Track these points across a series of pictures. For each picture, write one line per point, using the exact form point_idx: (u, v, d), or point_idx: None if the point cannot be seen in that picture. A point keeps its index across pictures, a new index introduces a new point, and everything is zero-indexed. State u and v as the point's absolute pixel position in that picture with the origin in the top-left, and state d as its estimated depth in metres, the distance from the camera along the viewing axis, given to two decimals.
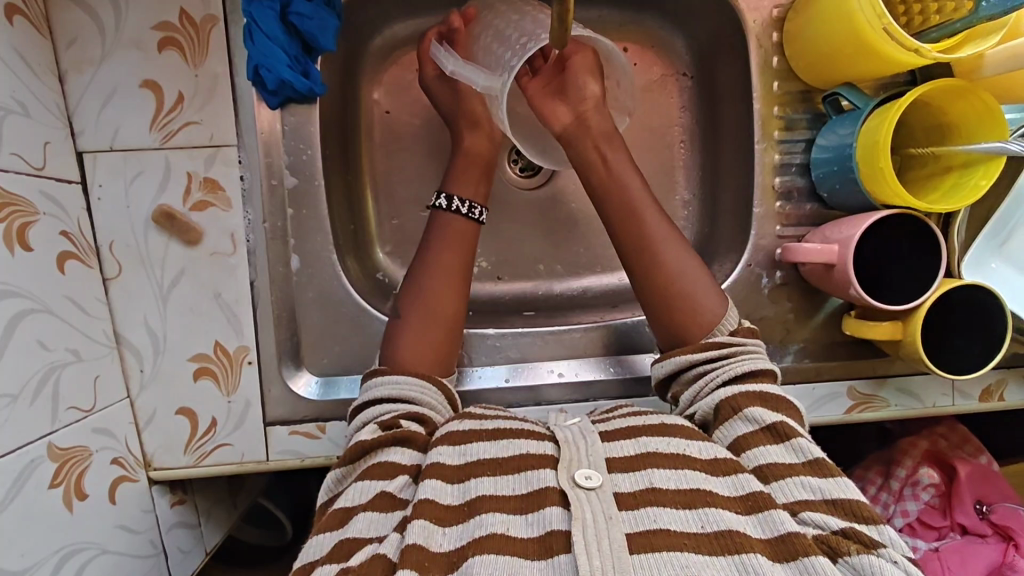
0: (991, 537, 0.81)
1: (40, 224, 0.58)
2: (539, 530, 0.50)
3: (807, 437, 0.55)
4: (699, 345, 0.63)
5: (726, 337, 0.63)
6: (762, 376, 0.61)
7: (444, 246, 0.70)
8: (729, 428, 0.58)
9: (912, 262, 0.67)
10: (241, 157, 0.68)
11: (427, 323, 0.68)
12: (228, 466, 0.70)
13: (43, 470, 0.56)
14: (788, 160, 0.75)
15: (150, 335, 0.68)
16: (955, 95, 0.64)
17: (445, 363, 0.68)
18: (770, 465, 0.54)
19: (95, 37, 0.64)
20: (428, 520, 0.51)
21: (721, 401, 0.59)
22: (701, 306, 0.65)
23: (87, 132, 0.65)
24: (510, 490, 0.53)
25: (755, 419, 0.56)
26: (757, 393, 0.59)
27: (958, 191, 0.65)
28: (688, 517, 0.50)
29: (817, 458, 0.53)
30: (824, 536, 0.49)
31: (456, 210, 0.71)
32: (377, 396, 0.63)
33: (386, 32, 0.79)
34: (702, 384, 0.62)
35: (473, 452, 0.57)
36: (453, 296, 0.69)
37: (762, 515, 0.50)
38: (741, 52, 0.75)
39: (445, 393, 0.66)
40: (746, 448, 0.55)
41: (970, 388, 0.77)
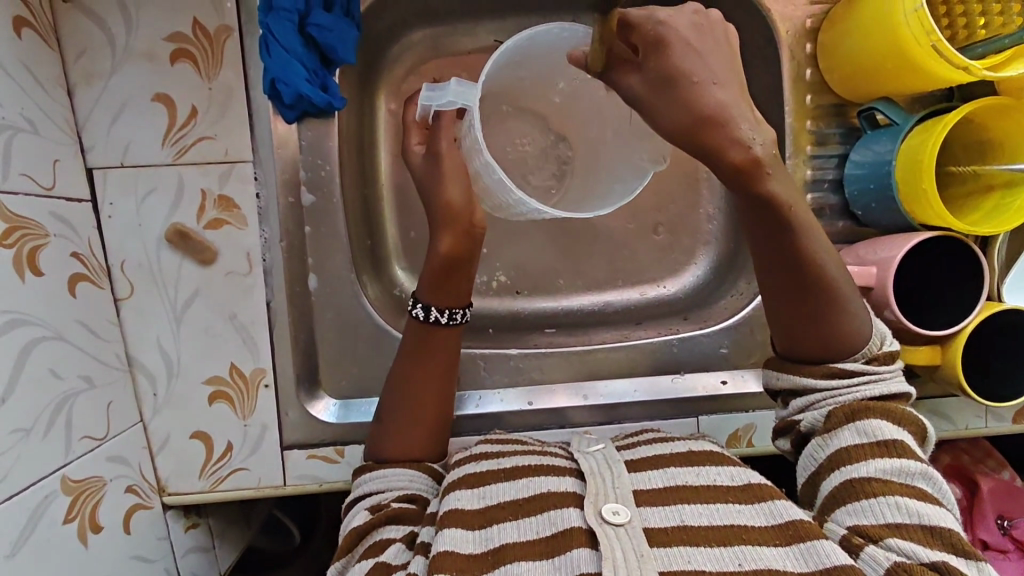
0: (1013, 553, 0.80)
1: (50, 246, 0.56)
2: (568, 574, 0.47)
3: (918, 459, 0.52)
4: (826, 369, 0.56)
5: (861, 364, 0.55)
6: (895, 399, 0.56)
7: (420, 348, 0.65)
8: (834, 437, 0.54)
9: (950, 287, 0.65)
10: (256, 173, 0.65)
11: (405, 416, 0.64)
12: (244, 491, 0.68)
13: (57, 504, 0.54)
14: (820, 176, 0.72)
15: (163, 357, 0.66)
16: (1000, 112, 0.62)
17: (433, 447, 0.64)
18: (868, 479, 0.51)
19: (104, 49, 0.62)
20: (450, 574, 0.48)
21: (841, 408, 0.54)
22: (849, 327, 0.55)
23: (97, 148, 0.63)
24: (534, 532, 0.51)
25: (869, 432, 0.52)
26: (881, 407, 0.54)
27: (1000, 214, 0.63)
28: (722, 555, 0.48)
29: (919, 486, 0.51)
30: (905, 564, 0.46)
31: (432, 320, 0.65)
32: (366, 491, 0.59)
33: (404, 40, 0.76)
34: (821, 402, 0.56)
35: (492, 495, 0.55)
36: (438, 398, 0.65)
37: (805, 544, 0.48)
38: (772, 63, 0.73)
39: (435, 474, 0.62)
40: (842, 464, 0.52)
41: (1004, 410, 0.75)
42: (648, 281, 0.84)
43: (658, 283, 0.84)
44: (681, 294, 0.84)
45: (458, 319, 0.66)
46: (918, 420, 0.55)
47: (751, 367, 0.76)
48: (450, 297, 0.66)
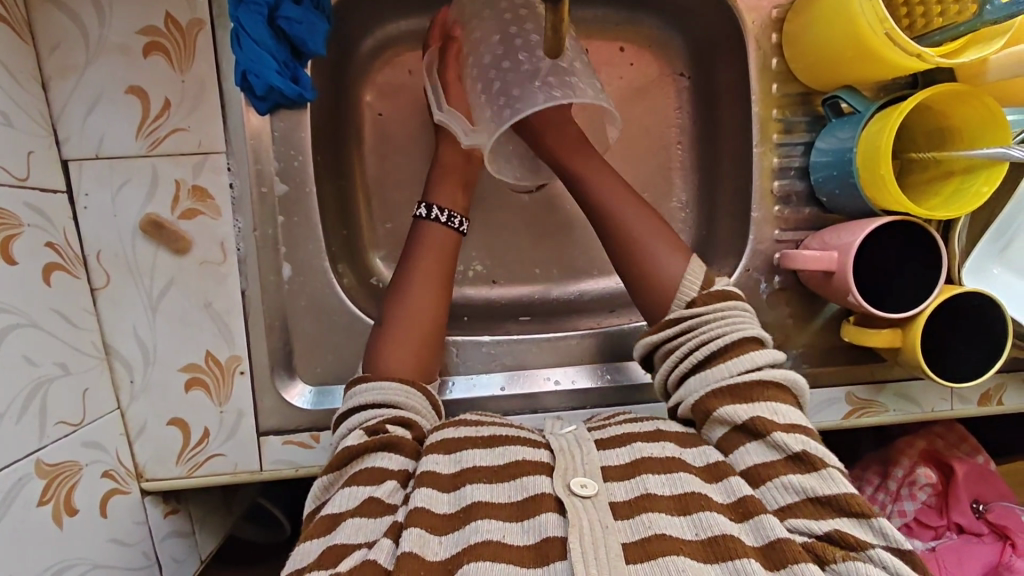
0: (987, 537, 0.81)
1: (24, 236, 0.57)
2: (535, 537, 0.49)
3: (786, 430, 0.53)
4: (661, 324, 0.64)
5: (683, 309, 0.63)
6: (737, 351, 0.59)
7: (423, 252, 0.70)
8: (709, 432, 0.58)
9: (912, 270, 0.66)
10: (229, 164, 0.66)
11: (408, 328, 0.67)
12: (221, 476, 0.70)
13: (32, 487, 0.55)
14: (787, 164, 0.74)
15: (139, 344, 0.67)
16: (960, 99, 0.63)
17: (428, 371, 0.67)
18: (754, 468, 0.53)
19: (78, 43, 0.63)
20: (423, 529, 0.50)
21: (696, 401, 0.59)
22: (663, 271, 0.65)
23: (72, 140, 0.64)
24: (505, 497, 0.53)
25: (729, 418, 0.56)
26: (726, 388, 0.57)
27: (961, 197, 0.64)
28: (682, 524, 0.49)
29: (801, 453, 0.52)
30: (808, 544, 0.48)
31: (435, 219, 0.71)
32: (358, 402, 0.62)
33: (378, 32, 0.78)
34: (673, 370, 0.62)
35: (466, 459, 0.56)
36: (432, 304, 0.68)
37: (753, 521, 0.49)
38: (739, 53, 0.74)
39: (429, 398, 0.65)
40: (711, 449, 0.56)
41: (968, 393, 0.76)
42: None
43: None
44: None
45: (458, 225, 0.72)
46: (770, 376, 0.57)
47: None
48: (451, 200, 0.72)
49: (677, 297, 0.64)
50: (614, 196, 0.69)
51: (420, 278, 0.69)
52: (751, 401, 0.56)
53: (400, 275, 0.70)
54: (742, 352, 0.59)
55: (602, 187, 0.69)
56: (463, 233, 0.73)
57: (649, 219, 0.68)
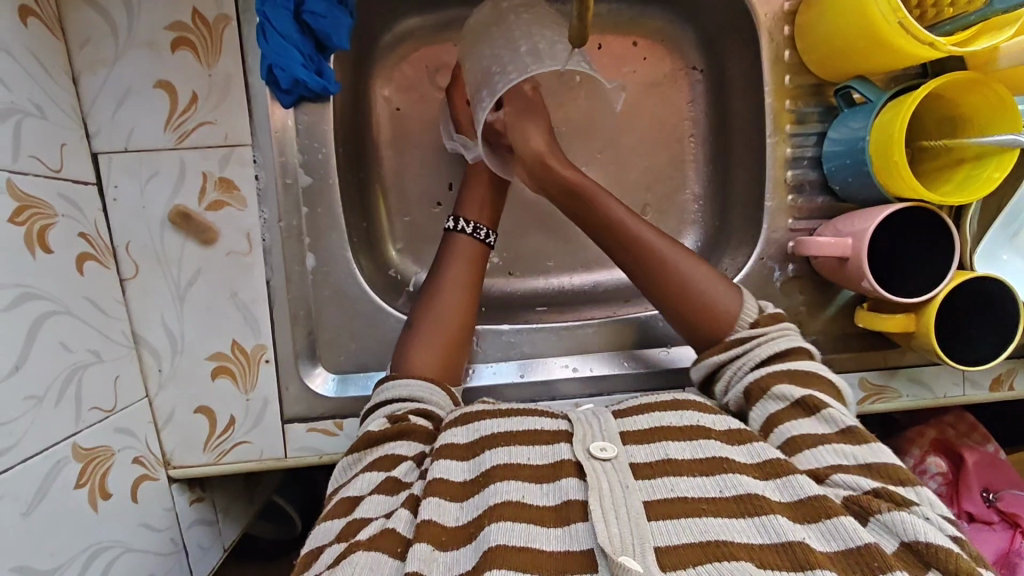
0: (998, 525, 0.82)
1: (58, 226, 0.59)
2: (557, 499, 0.50)
3: (838, 408, 0.55)
4: (723, 345, 0.64)
5: (748, 332, 0.64)
6: (798, 354, 0.61)
7: (452, 260, 0.72)
8: (760, 408, 0.58)
9: (926, 257, 0.67)
10: (255, 156, 0.68)
11: (440, 324, 0.68)
12: (247, 464, 0.71)
13: (69, 470, 0.56)
14: (800, 154, 0.75)
15: (168, 334, 0.69)
16: (971, 87, 0.64)
17: (454, 369, 0.68)
18: (802, 436, 0.54)
19: (108, 38, 0.64)
20: (443, 497, 0.52)
21: (750, 384, 0.60)
22: (719, 303, 0.65)
23: (102, 133, 0.65)
24: (525, 459, 0.54)
25: (785, 395, 0.57)
26: (787, 372, 0.59)
27: (970, 183, 0.66)
28: (704, 484, 0.50)
29: (853, 427, 0.53)
30: (854, 497, 0.49)
31: (462, 230, 0.73)
32: (388, 397, 0.63)
33: (396, 28, 0.79)
34: (733, 378, 0.63)
35: (484, 428, 0.57)
36: (460, 313, 0.69)
37: (781, 479, 0.50)
38: (752, 45, 0.75)
39: (452, 397, 0.65)
40: (780, 424, 0.56)
41: (980, 378, 0.77)
42: None
43: None
44: None
45: (485, 237, 0.74)
46: (825, 373, 0.59)
47: None
48: (480, 213, 0.74)
49: (739, 323, 0.65)
50: (655, 242, 0.67)
51: (453, 289, 0.70)
52: (808, 386, 0.58)
53: (430, 288, 0.71)
54: (797, 359, 0.61)
55: (640, 227, 0.67)
56: (489, 245, 0.74)
57: (699, 263, 0.67)
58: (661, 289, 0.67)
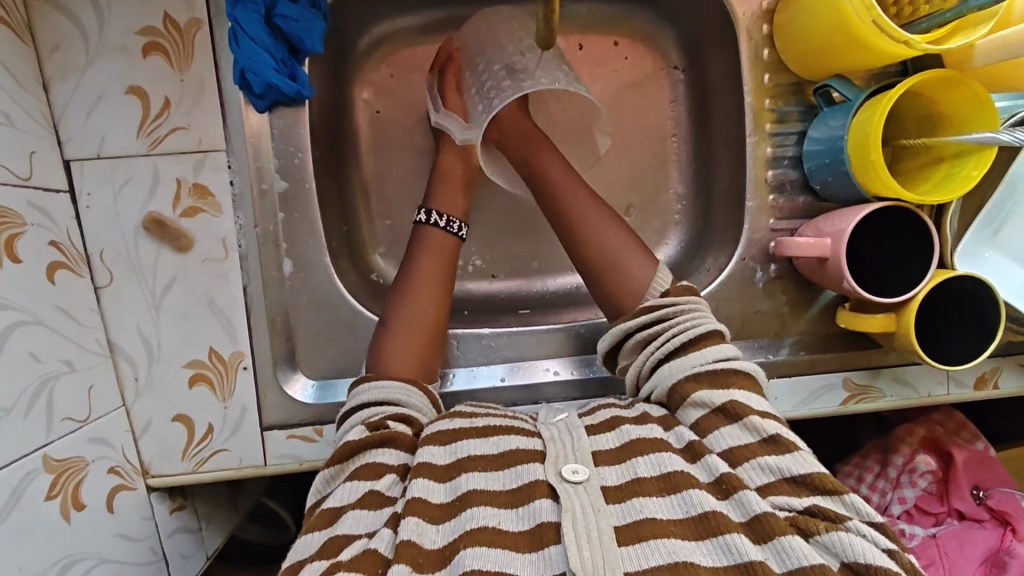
0: (988, 522, 0.81)
1: (28, 234, 0.58)
2: (530, 523, 0.50)
3: (760, 414, 0.54)
4: (636, 313, 0.65)
5: (660, 300, 0.64)
6: (711, 338, 0.61)
7: (423, 252, 0.71)
8: (683, 416, 0.58)
9: (903, 258, 0.67)
10: (230, 161, 0.67)
11: (410, 327, 0.68)
12: (226, 472, 0.70)
13: (39, 481, 0.56)
14: (780, 153, 0.75)
15: (144, 342, 0.68)
16: (947, 86, 0.64)
17: (429, 371, 0.68)
18: (730, 451, 0.54)
19: (78, 44, 0.64)
20: (422, 517, 0.51)
21: (670, 387, 0.60)
22: (634, 276, 0.67)
23: (74, 140, 0.65)
24: (500, 484, 0.53)
25: (705, 403, 0.57)
26: (705, 374, 0.58)
27: (950, 181, 0.65)
28: (672, 504, 0.50)
29: (774, 435, 0.53)
30: (792, 519, 0.48)
31: (434, 223, 0.72)
32: (361, 403, 0.62)
33: (374, 31, 0.79)
34: (647, 359, 0.63)
35: (462, 450, 0.57)
36: (431, 322, 0.68)
37: (735, 497, 0.50)
38: (731, 44, 0.75)
39: (427, 394, 0.65)
40: (715, 429, 0.55)
41: (964, 376, 0.77)
42: None
43: None
44: None
45: (457, 230, 0.73)
46: (742, 365, 0.59)
47: None
48: (450, 205, 0.73)
49: (648, 295, 0.67)
50: (586, 212, 0.71)
51: (424, 283, 0.69)
52: (727, 387, 0.57)
53: (402, 280, 0.70)
54: (710, 343, 0.61)
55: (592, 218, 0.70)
56: (462, 238, 0.74)
57: (626, 236, 0.70)
58: (592, 271, 0.69)
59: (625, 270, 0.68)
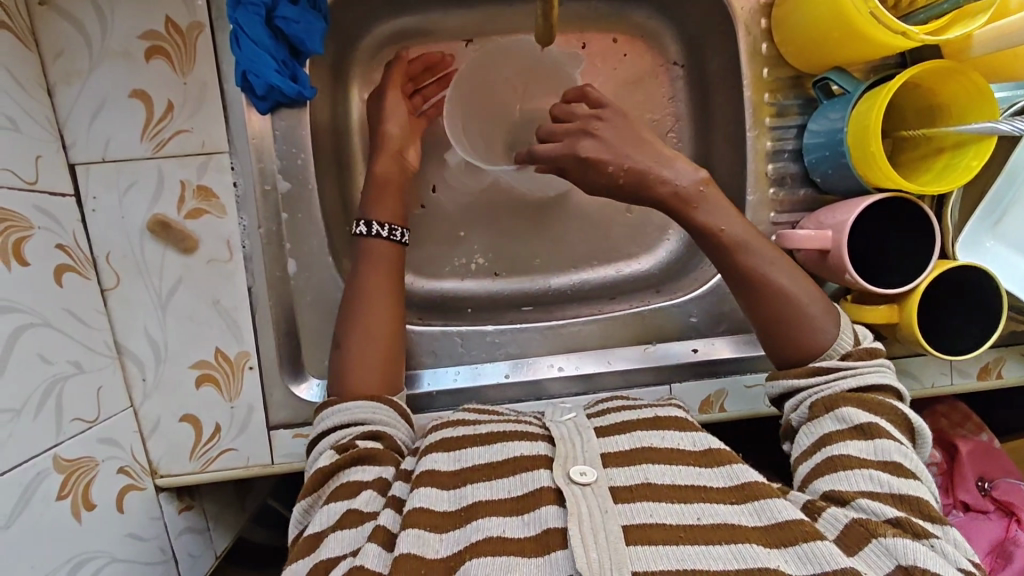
0: (993, 513, 0.81)
1: (35, 238, 0.59)
2: (535, 529, 0.50)
3: (895, 440, 0.55)
4: (805, 369, 0.61)
5: (836, 362, 0.60)
6: (876, 391, 0.59)
7: (373, 277, 0.69)
8: (817, 426, 0.58)
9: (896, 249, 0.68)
10: (233, 163, 0.68)
11: (368, 342, 0.67)
12: (234, 471, 0.71)
13: (50, 481, 0.56)
14: (780, 147, 0.75)
15: (151, 343, 0.69)
16: (946, 75, 0.64)
17: (394, 385, 0.67)
18: (847, 456, 0.54)
19: (81, 49, 0.64)
20: (423, 529, 0.51)
21: (817, 401, 0.59)
22: (809, 325, 0.62)
23: (79, 144, 0.65)
24: (505, 492, 0.54)
25: (847, 419, 0.56)
26: (860, 398, 0.58)
27: (949, 173, 0.65)
28: (682, 510, 0.51)
29: (896, 460, 0.54)
30: (865, 519, 0.50)
31: (376, 234, 0.70)
32: (330, 425, 0.62)
33: (375, 31, 0.79)
34: (802, 402, 0.60)
35: (467, 458, 0.57)
36: (385, 350, 0.67)
37: (758, 503, 0.51)
38: (730, 38, 0.75)
39: (399, 409, 0.64)
40: (830, 442, 0.56)
41: (967, 367, 0.77)
42: (622, 258, 0.87)
43: (632, 259, 0.87)
44: (653, 270, 0.86)
45: (400, 237, 0.72)
46: (903, 412, 0.58)
47: (722, 335, 0.78)
48: (393, 213, 0.72)
49: (829, 353, 0.61)
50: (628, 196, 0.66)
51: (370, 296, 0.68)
52: (876, 414, 0.57)
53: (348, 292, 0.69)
54: (884, 395, 0.59)
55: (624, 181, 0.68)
56: (405, 244, 0.72)
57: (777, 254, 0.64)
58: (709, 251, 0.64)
59: (765, 278, 0.63)
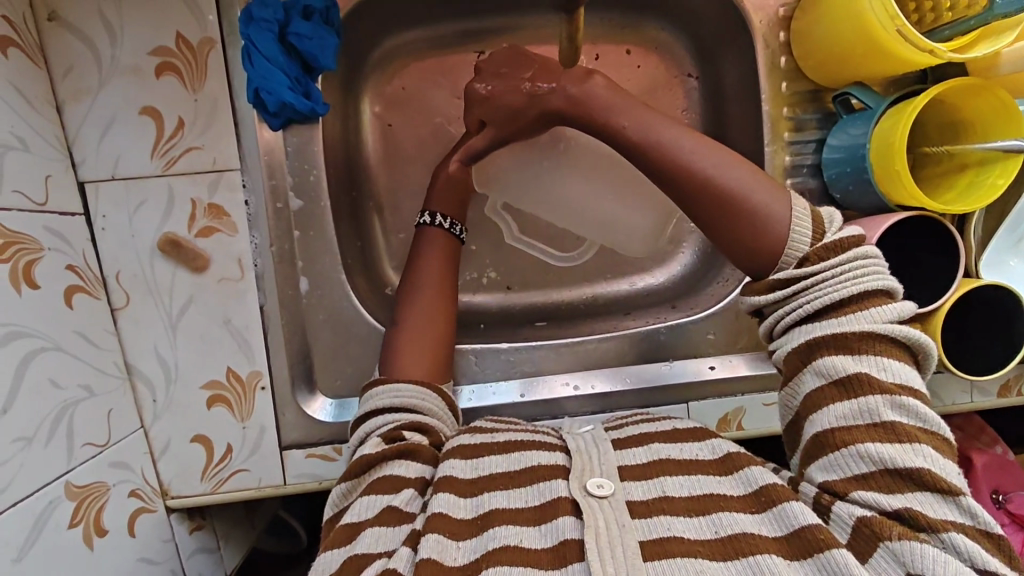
0: (1010, 528, 0.80)
1: (45, 260, 0.58)
2: (553, 541, 0.49)
3: (884, 391, 0.49)
4: (767, 285, 0.54)
5: (795, 271, 0.53)
6: (849, 305, 0.52)
7: (428, 263, 0.72)
8: (799, 385, 0.53)
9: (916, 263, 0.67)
10: (244, 180, 0.67)
11: (421, 335, 0.68)
12: (245, 492, 0.70)
13: (62, 509, 0.55)
14: (799, 162, 0.74)
15: (161, 363, 0.68)
16: (971, 93, 0.63)
17: (441, 375, 0.67)
18: (828, 432, 0.50)
19: (91, 66, 0.63)
20: (442, 534, 0.50)
21: (795, 348, 0.53)
22: (754, 208, 0.55)
23: (88, 162, 0.64)
24: (523, 502, 0.53)
25: (825, 373, 0.51)
26: (835, 336, 0.51)
27: (975, 190, 0.64)
28: (699, 523, 0.50)
29: (888, 420, 0.49)
30: (867, 519, 0.46)
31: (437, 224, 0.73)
32: (383, 405, 0.62)
33: (387, 44, 0.78)
34: (776, 330, 0.55)
35: (484, 466, 0.56)
36: (433, 343, 0.68)
37: (774, 511, 0.49)
38: (748, 51, 0.74)
39: (447, 399, 0.65)
40: (813, 412, 0.51)
41: (988, 385, 0.76)
42: (636, 271, 0.86)
43: (645, 273, 0.86)
44: (667, 284, 0.85)
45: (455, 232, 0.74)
46: (887, 332, 0.50)
47: (738, 352, 0.77)
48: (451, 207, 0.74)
49: (792, 244, 0.54)
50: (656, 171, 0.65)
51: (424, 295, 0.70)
52: (859, 355, 0.51)
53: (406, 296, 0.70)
54: (860, 305, 0.51)
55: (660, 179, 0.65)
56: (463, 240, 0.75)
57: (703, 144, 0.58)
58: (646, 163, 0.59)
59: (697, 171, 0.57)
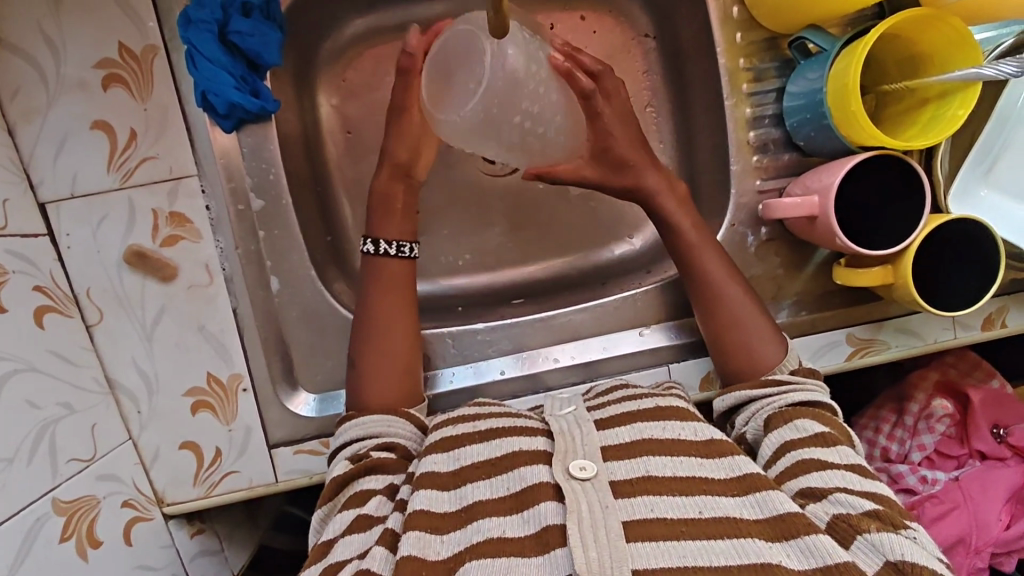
0: (1010, 460, 0.79)
1: (11, 282, 0.58)
2: (535, 526, 0.50)
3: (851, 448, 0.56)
4: (758, 382, 0.62)
5: (788, 375, 0.62)
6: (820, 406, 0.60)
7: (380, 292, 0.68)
8: (777, 436, 0.57)
9: (888, 206, 0.65)
10: (203, 186, 0.67)
11: (386, 361, 0.66)
12: (239, 492, 0.71)
13: (49, 525, 0.57)
14: (760, 113, 0.73)
15: (142, 375, 0.68)
16: (928, 24, 0.61)
17: (411, 393, 0.67)
18: (812, 459, 0.54)
19: (37, 85, 0.63)
20: (424, 530, 0.51)
21: (772, 414, 0.59)
22: (757, 351, 0.65)
23: (46, 181, 0.64)
24: (503, 490, 0.53)
25: (806, 428, 0.56)
26: (812, 411, 0.58)
27: (937, 123, 0.63)
28: (684, 503, 0.50)
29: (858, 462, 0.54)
30: (843, 515, 0.49)
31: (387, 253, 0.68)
32: (346, 439, 0.62)
33: (337, 33, 0.78)
34: (753, 413, 0.60)
35: (465, 456, 0.56)
36: (404, 352, 0.67)
37: (758, 495, 0.50)
38: (699, 5, 0.73)
39: (415, 421, 0.64)
40: (793, 448, 0.55)
41: (970, 320, 0.75)
42: (611, 239, 0.85)
43: (621, 240, 0.85)
44: (644, 249, 0.84)
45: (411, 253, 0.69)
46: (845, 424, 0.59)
47: None
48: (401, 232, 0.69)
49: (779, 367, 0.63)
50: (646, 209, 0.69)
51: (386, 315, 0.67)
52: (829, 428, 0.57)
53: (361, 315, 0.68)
54: (827, 408, 0.60)
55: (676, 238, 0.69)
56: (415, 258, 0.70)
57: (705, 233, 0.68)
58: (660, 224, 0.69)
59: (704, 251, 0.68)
